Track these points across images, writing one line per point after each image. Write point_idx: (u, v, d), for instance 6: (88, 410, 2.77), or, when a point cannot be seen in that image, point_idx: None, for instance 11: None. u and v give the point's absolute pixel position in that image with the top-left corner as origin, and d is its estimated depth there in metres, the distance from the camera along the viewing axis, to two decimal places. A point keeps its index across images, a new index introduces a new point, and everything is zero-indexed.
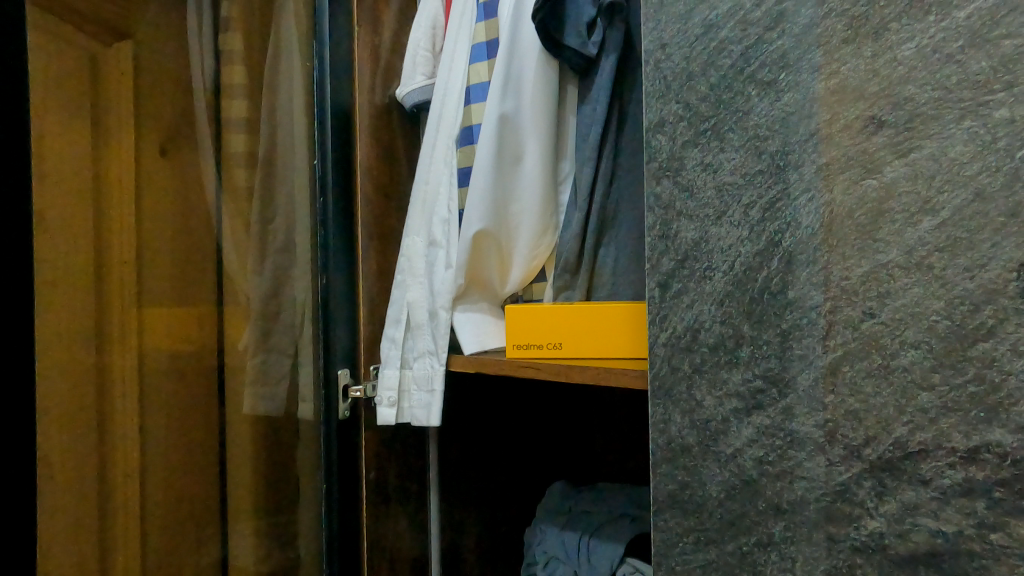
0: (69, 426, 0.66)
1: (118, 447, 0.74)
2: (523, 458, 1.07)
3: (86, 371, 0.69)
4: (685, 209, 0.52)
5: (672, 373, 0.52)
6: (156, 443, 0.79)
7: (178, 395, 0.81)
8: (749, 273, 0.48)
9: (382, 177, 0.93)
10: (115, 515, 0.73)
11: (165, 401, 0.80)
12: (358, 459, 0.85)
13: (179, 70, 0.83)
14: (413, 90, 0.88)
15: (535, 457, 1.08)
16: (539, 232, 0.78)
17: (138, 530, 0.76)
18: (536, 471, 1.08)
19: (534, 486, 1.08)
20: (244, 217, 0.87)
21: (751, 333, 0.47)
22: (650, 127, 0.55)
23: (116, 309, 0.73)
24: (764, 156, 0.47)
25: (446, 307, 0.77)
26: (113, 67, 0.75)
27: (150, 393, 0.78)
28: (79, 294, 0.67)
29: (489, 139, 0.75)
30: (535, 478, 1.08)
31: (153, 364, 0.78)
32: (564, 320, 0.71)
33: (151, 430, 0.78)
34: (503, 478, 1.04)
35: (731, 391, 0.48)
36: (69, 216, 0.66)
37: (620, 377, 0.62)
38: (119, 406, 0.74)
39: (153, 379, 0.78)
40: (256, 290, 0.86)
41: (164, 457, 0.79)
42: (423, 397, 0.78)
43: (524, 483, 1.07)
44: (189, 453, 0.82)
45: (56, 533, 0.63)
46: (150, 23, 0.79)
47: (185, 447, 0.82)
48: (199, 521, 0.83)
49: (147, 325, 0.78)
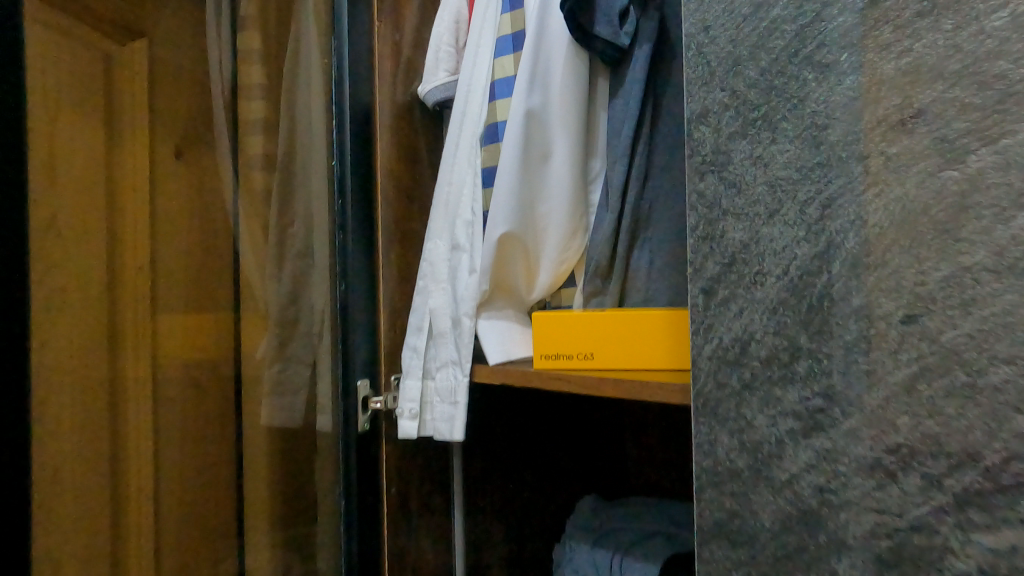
0: (82, 432, 0.64)
1: (132, 453, 0.71)
2: (555, 472, 1.01)
3: (98, 376, 0.66)
4: (732, 207, 0.47)
5: (719, 389, 0.47)
6: (171, 450, 0.76)
7: (196, 404, 0.79)
8: (806, 278, 0.42)
9: (400, 180, 0.88)
10: (129, 525, 0.70)
11: (181, 408, 0.77)
12: (378, 475, 0.80)
13: (198, 68, 0.81)
14: (435, 88, 0.83)
15: (567, 470, 1.03)
16: (568, 235, 0.73)
17: (154, 544, 0.74)
18: (568, 485, 1.03)
19: (564, 501, 1.03)
20: (261, 220, 0.84)
21: (808, 345, 0.42)
22: (691, 117, 0.50)
23: (130, 312, 0.71)
24: (822, 147, 0.42)
25: (470, 314, 0.73)
26: (127, 62, 0.73)
27: (163, 399, 0.75)
28: (90, 295, 0.65)
29: (514, 136, 0.71)
30: (567, 493, 1.03)
31: (167, 369, 0.76)
32: (594, 329, 0.66)
33: (168, 443, 0.76)
34: (534, 493, 0.98)
35: (786, 410, 0.43)
36: (82, 216, 0.64)
37: (657, 391, 0.57)
38: (133, 412, 0.71)
39: (167, 385, 0.76)
40: (271, 298, 0.83)
41: (181, 472, 0.77)
42: (446, 409, 0.73)
43: (556, 498, 1.01)
44: (206, 463, 0.80)
45: (67, 543, 0.61)
46: (163, 24, 0.77)
47: (201, 456, 0.79)
48: (215, 536, 0.80)
49: (163, 330, 0.75)
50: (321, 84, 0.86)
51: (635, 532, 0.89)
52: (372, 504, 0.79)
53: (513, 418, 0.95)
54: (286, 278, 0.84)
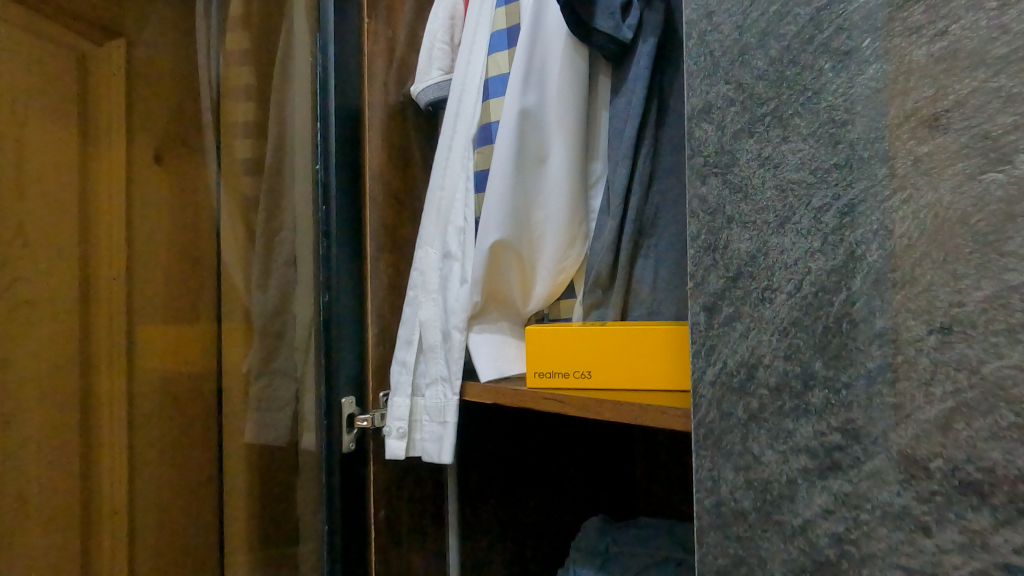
0: (41, 430, 0.65)
1: (105, 456, 0.72)
2: (559, 492, 0.96)
3: (65, 376, 0.68)
4: (737, 214, 0.41)
5: (724, 420, 0.42)
6: (148, 456, 0.76)
7: (176, 412, 0.78)
8: (822, 295, 0.37)
9: (396, 182, 0.80)
10: (99, 527, 0.71)
11: (162, 414, 0.77)
12: (365, 498, 0.75)
13: (187, 75, 0.82)
14: (427, 87, 0.79)
15: (572, 488, 0.98)
16: (566, 242, 0.69)
17: (127, 549, 0.74)
18: (573, 504, 0.98)
19: (570, 521, 0.97)
20: (247, 222, 0.80)
21: (825, 373, 0.37)
22: (692, 113, 0.44)
23: (105, 317, 0.72)
24: (841, 147, 0.37)
25: (460, 327, 0.69)
26: (106, 67, 0.74)
27: (140, 404, 0.75)
28: (52, 298, 0.67)
29: (508, 137, 0.66)
30: (572, 513, 0.97)
31: (146, 375, 0.76)
32: (592, 345, 0.61)
33: (145, 449, 0.75)
34: (537, 514, 0.93)
35: (799, 446, 0.38)
36: (37, 217, 0.66)
37: (658, 416, 0.52)
38: (106, 415, 0.72)
39: (145, 391, 0.75)
40: (259, 309, 0.79)
41: (156, 479, 0.76)
42: (434, 429, 0.69)
43: (561, 518, 0.96)
44: (187, 473, 0.79)
45: (15, 536, 0.63)
46: (150, 36, 0.79)
47: (180, 466, 0.78)
48: (192, 549, 0.79)
49: (143, 335, 0.76)
50: (307, 76, 0.78)
51: (641, 555, 0.84)
52: (358, 526, 0.75)
53: (513, 435, 0.90)
54: (274, 288, 0.79)
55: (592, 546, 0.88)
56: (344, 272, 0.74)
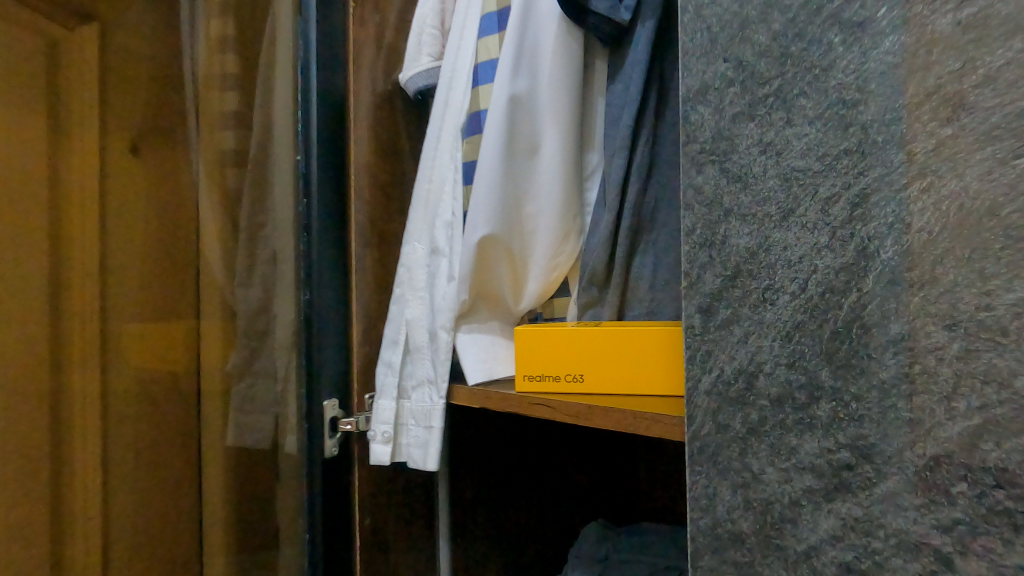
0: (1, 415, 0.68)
1: (77, 439, 0.75)
2: (557, 496, 0.92)
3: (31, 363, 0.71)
4: (737, 206, 0.37)
5: (720, 434, 0.38)
6: (122, 442, 0.77)
7: (153, 399, 0.79)
8: (830, 297, 0.33)
9: (384, 174, 0.76)
10: (69, 507, 0.74)
11: (137, 401, 0.78)
12: (349, 505, 0.73)
13: (170, 63, 0.81)
14: (416, 74, 0.75)
15: (571, 492, 0.94)
16: (559, 237, 0.65)
17: (101, 532, 0.76)
18: (573, 509, 0.94)
19: (569, 526, 0.94)
20: (232, 216, 0.78)
21: (833, 383, 0.33)
22: (687, 96, 0.40)
23: (78, 305, 0.75)
24: (852, 130, 0.33)
25: (447, 327, 0.65)
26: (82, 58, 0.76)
27: (112, 390, 0.77)
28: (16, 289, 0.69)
29: (496, 126, 0.62)
30: (571, 518, 0.94)
31: (119, 362, 0.77)
32: (584, 347, 0.58)
33: (118, 436, 0.77)
34: (534, 519, 0.90)
35: (803, 464, 0.34)
36: (5, 205, 0.68)
37: (651, 424, 0.48)
38: (77, 401, 0.75)
39: (117, 378, 0.77)
40: (243, 306, 0.77)
41: (132, 465, 0.78)
42: (420, 434, 0.66)
43: (560, 523, 0.92)
44: (163, 460, 0.80)
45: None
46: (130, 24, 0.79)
47: (157, 453, 0.79)
48: (170, 538, 0.79)
49: (116, 324, 0.77)
50: (286, 59, 0.74)
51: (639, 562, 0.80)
52: (342, 534, 0.72)
53: (507, 436, 0.86)
54: (257, 285, 0.76)
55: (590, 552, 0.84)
56: (327, 268, 0.71)
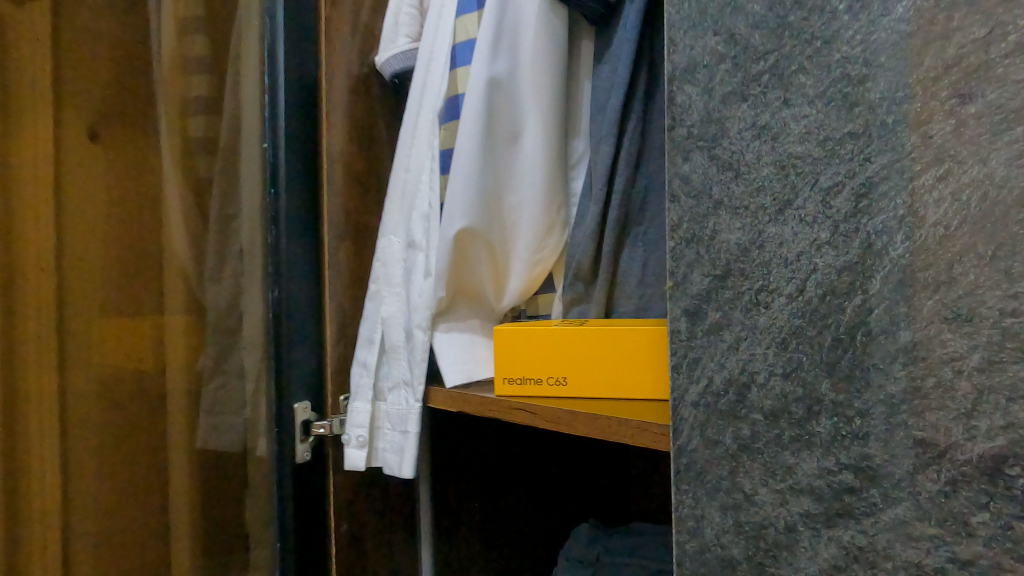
0: None
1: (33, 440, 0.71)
2: (546, 495, 0.89)
3: None
4: (727, 197, 0.33)
5: (708, 450, 0.34)
6: (85, 444, 0.73)
7: (118, 399, 0.74)
8: (830, 300, 0.30)
9: (359, 163, 0.73)
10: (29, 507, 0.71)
11: (101, 401, 0.74)
12: (323, 512, 0.70)
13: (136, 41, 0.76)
14: (393, 56, 0.71)
15: (560, 491, 0.91)
16: (542, 231, 0.61)
17: (61, 539, 0.72)
18: (563, 508, 0.91)
19: (558, 526, 0.91)
20: (200, 206, 0.74)
21: (834, 396, 0.30)
22: (672, 72, 0.35)
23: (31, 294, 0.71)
24: (856, 110, 0.29)
25: (424, 326, 0.61)
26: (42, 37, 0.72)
27: (72, 388, 0.72)
28: None
29: (474, 111, 0.58)
30: (561, 517, 0.90)
31: (80, 358, 0.73)
32: (568, 348, 0.54)
33: (80, 438, 0.73)
34: (522, 519, 0.87)
35: (801, 485, 0.30)
36: None
37: (636, 432, 0.45)
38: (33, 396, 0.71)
39: (79, 374, 0.73)
40: (213, 302, 0.73)
41: (95, 469, 0.73)
42: (396, 439, 0.62)
43: (549, 523, 0.89)
44: (130, 466, 0.75)
45: None
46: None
47: (124, 458, 0.74)
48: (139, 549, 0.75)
49: (76, 317, 0.73)
50: (255, 42, 0.69)
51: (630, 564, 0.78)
52: (315, 541, 0.69)
53: (492, 435, 0.83)
54: (228, 282, 0.72)
55: (579, 554, 0.81)
56: (298, 263, 0.67)
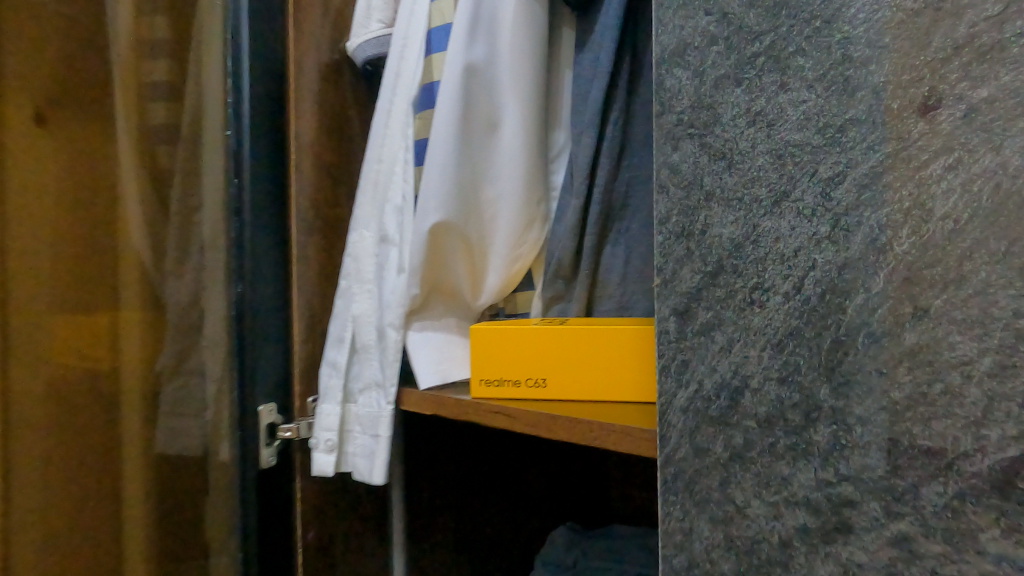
0: None
1: None
2: (522, 495, 0.87)
3: None
4: (719, 188, 0.31)
5: (697, 459, 0.32)
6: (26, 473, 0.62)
7: (72, 415, 0.65)
8: (830, 299, 0.28)
9: (328, 154, 0.70)
10: None
11: (54, 419, 0.64)
12: (290, 521, 0.66)
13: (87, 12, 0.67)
14: (365, 43, 0.68)
15: (537, 492, 0.88)
16: (522, 226, 0.59)
17: None
18: (540, 509, 0.89)
19: (535, 526, 0.88)
20: (160, 199, 0.70)
21: (833, 403, 0.28)
22: (661, 55, 0.33)
23: None
24: (859, 95, 0.27)
25: (396, 325, 0.58)
26: None
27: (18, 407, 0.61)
28: None
29: (450, 99, 0.55)
30: (538, 518, 0.89)
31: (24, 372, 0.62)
32: (548, 349, 0.52)
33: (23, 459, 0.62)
34: (498, 521, 0.84)
35: (797, 497, 0.28)
36: None
37: (618, 436, 0.43)
38: None
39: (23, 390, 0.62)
40: (173, 299, 0.70)
41: (40, 490, 0.63)
42: (366, 443, 0.59)
43: (526, 524, 0.87)
44: (77, 495, 0.65)
45: None
46: None
47: (72, 484, 0.65)
48: None
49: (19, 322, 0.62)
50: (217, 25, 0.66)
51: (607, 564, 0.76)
52: (281, 553, 0.65)
53: (470, 436, 0.81)
54: (189, 278, 0.71)
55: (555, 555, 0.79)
56: (264, 257, 0.63)
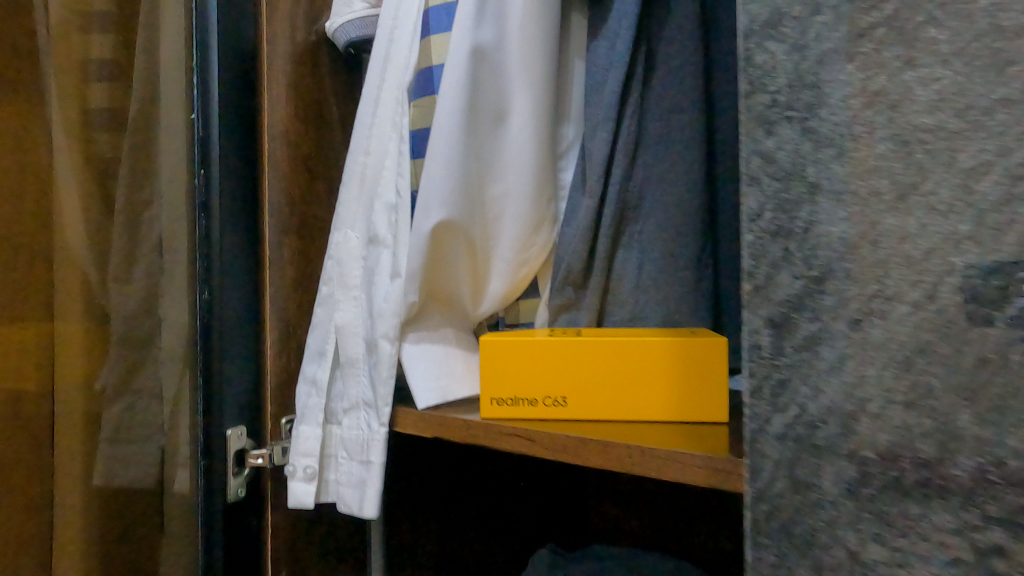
0: None
1: None
2: (507, 512, 0.81)
3: None
4: (827, 180, 0.26)
5: (798, 496, 0.27)
6: None
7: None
8: (973, 311, 0.23)
9: (305, 145, 0.62)
10: None
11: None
12: (259, 559, 0.58)
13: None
14: (347, 22, 0.61)
15: (522, 509, 0.83)
16: (530, 227, 0.54)
17: None
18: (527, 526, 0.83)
19: (521, 545, 0.83)
20: (104, 191, 0.61)
21: (977, 432, 0.23)
22: (751, 24, 0.28)
23: None
24: (1011, 72, 0.22)
25: (390, 336, 0.52)
26: None
27: None
28: None
29: (457, 84, 0.49)
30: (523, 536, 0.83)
31: None
32: (567, 363, 0.47)
33: None
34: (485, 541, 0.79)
35: (931, 544, 0.24)
36: None
37: (666, 464, 0.39)
38: None
39: None
40: (119, 308, 0.60)
41: None
42: (355, 470, 0.52)
43: (512, 545, 0.82)
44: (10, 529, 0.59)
45: None
46: None
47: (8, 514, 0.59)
48: None
49: None
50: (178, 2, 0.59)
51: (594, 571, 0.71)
52: None
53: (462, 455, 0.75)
54: (138, 286, 0.60)
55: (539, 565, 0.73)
56: (235, 260, 0.57)
